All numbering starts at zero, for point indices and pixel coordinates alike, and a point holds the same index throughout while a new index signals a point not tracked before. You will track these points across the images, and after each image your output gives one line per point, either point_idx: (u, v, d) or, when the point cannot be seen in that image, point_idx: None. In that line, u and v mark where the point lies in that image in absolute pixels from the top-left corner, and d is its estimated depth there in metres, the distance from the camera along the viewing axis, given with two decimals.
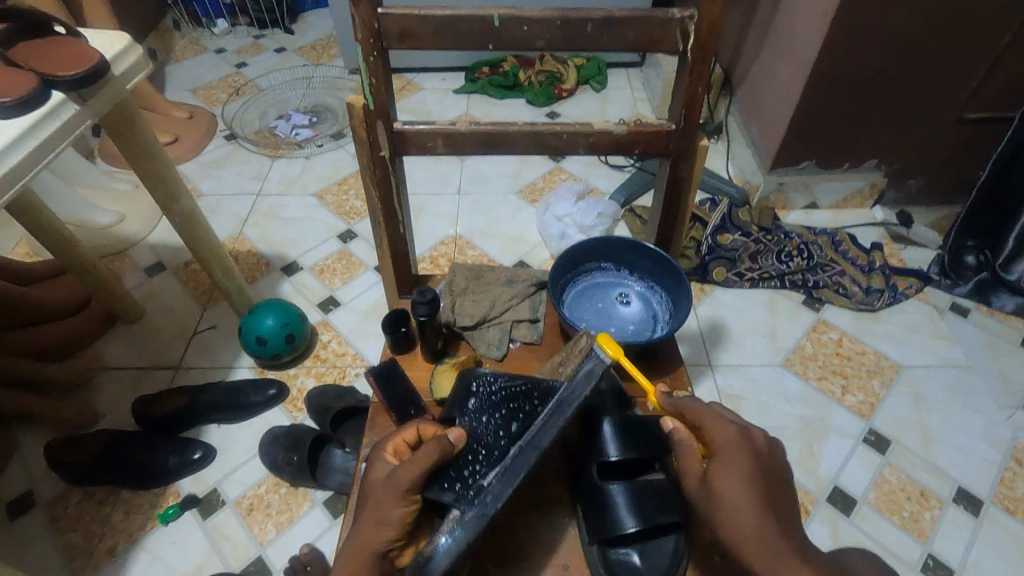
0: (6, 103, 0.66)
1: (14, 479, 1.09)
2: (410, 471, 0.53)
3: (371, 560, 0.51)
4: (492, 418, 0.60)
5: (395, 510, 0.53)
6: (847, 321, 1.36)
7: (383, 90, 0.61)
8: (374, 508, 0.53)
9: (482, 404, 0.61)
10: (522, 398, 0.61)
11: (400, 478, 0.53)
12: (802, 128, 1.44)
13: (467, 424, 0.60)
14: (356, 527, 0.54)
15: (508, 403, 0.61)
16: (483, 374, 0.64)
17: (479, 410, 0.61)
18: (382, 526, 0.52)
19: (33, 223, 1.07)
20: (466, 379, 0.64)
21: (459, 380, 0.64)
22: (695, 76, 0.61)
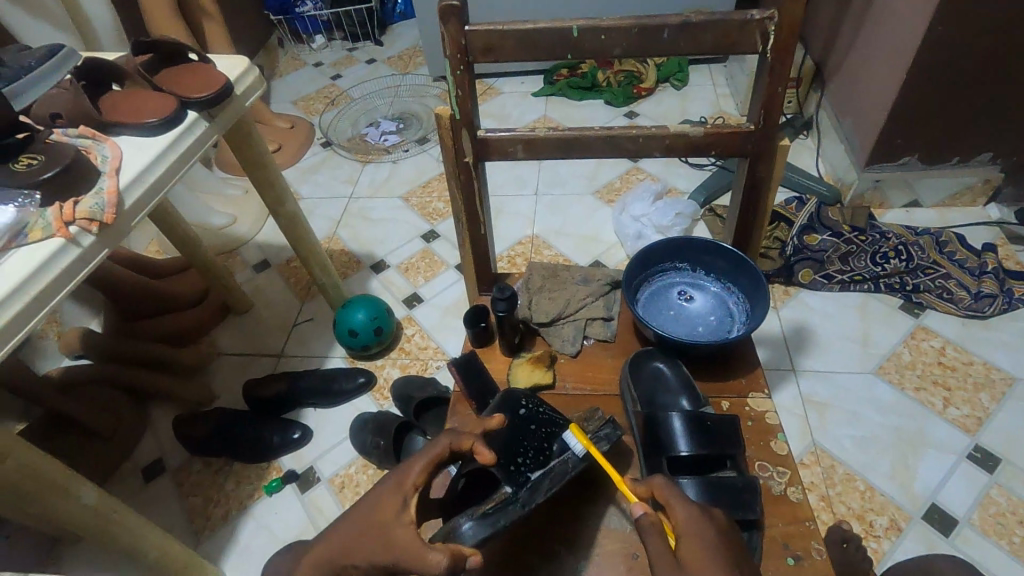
0: (153, 123, 0.77)
1: (147, 447, 1.25)
2: (412, 550, 0.46)
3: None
4: (535, 430, 0.63)
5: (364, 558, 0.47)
6: (952, 328, 1.26)
7: (468, 101, 0.66)
8: (363, 530, 0.48)
9: (529, 417, 0.64)
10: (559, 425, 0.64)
11: (398, 544, 0.46)
12: (902, 120, 1.35)
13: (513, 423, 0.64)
14: (342, 519, 0.51)
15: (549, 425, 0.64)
16: (531, 394, 0.67)
17: (527, 419, 0.64)
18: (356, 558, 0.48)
19: (166, 225, 1.23)
20: (512, 396, 0.67)
21: (505, 400, 0.66)
22: (775, 76, 0.61)
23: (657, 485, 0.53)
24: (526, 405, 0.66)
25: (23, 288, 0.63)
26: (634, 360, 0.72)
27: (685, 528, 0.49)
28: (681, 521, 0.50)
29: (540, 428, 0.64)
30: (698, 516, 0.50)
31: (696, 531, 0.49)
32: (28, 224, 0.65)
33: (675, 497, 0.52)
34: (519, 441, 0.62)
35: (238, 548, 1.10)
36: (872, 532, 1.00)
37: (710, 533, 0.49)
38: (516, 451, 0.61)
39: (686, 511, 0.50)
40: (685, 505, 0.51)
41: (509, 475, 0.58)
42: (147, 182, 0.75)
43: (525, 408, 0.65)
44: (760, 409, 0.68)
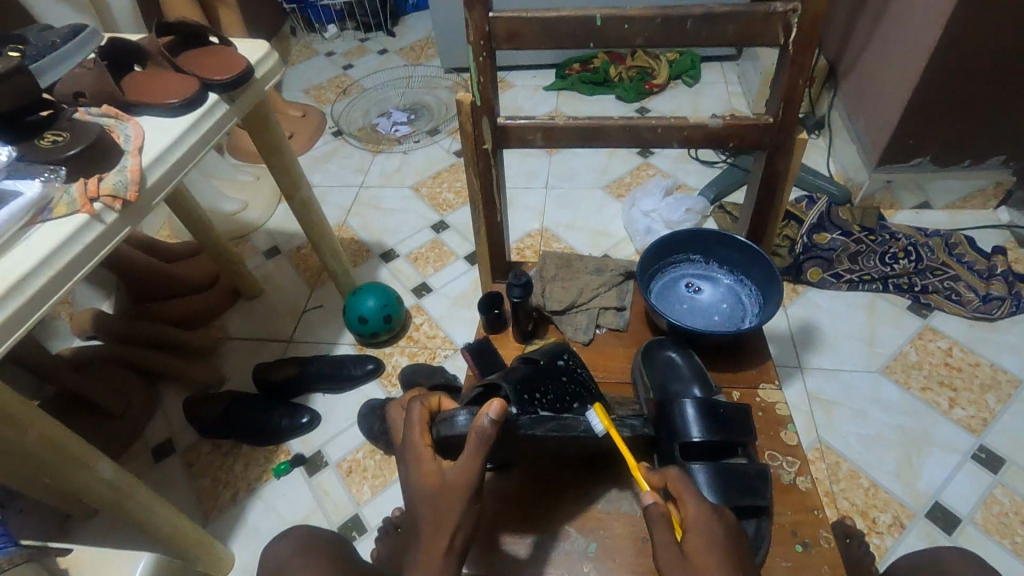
0: (175, 103, 0.78)
1: (157, 428, 1.27)
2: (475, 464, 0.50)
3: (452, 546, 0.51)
4: (564, 383, 0.64)
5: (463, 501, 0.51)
6: (959, 329, 1.27)
7: (490, 87, 0.66)
8: (438, 515, 0.51)
9: (565, 370, 0.65)
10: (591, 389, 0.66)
11: (463, 475, 0.51)
12: (915, 120, 1.35)
13: (549, 368, 0.64)
14: (416, 539, 0.52)
15: (578, 384, 0.65)
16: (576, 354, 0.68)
17: (563, 370, 0.65)
18: (452, 525, 0.51)
19: (181, 209, 1.24)
20: (559, 348, 0.68)
21: (549, 349, 0.68)
22: (796, 69, 0.61)
23: (672, 474, 0.53)
24: (568, 359, 0.67)
25: (49, 261, 0.64)
26: (645, 347, 0.73)
27: (694, 523, 0.50)
28: (690, 516, 0.50)
29: (569, 385, 0.64)
30: (708, 512, 0.50)
31: (705, 527, 0.49)
32: (53, 200, 0.67)
33: (689, 489, 0.52)
34: (548, 384, 0.63)
35: (246, 529, 1.11)
36: (875, 528, 1.00)
37: (716, 529, 0.49)
38: (541, 389, 0.62)
39: (695, 506, 0.51)
40: (696, 499, 0.51)
41: (519, 402, 0.59)
42: (169, 162, 0.75)
43: (564, 362, 0.66)
44: (770, 400, 0.69)
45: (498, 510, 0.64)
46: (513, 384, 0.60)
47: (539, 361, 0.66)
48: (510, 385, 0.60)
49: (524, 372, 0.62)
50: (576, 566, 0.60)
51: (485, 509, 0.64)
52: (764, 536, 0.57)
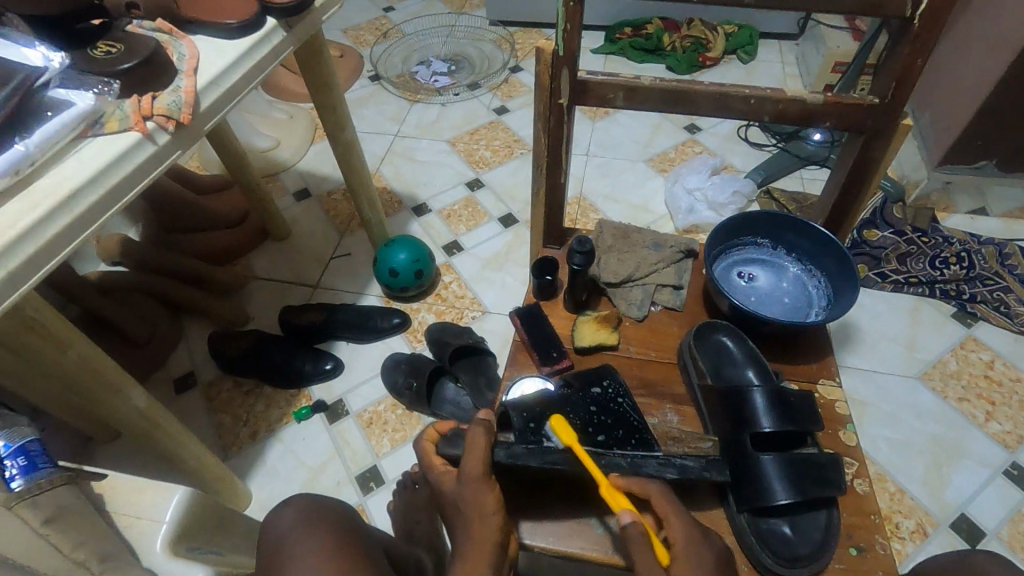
0: (232, 24, 0.73)
1: (180, 360, 1.26)
2: (480, 459, 0.53)
3: (492, 546, 0.50)
4: (591, 413, 0.63)
5: (487, 496, 0.52)
6: (1004, 343, 1.23)
7: (575, 37, 0.61)
8: (472, 513, 0.52)
9: (598, 401, 0.64)
10: (625, 421, 0.62)
11: (472, 467, 0.53)
12: (989, 120, 1.28)
13: (576, 397, 0.64)
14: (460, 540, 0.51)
15: (611, 415, 0.63)
16: (619, 380, 0.66)
17: (594, 400, 0.64)
18: (488, 518, 0.51)
19: (219, 141, 1.21)
20: (600, 372, 0.67)
21: (587, 373, 0.67)
22: (917, 46, 0.56)
23: (656, 493, 0.52)
24: (604, 388, 0.65)
25: (100, 178, 0.61)
26: (698, 329, 0.70)
27: (681, 548, 0.49)
28: (678, 539, 0.50)
29: (597, 413, 0.63)
30: (692, 537, 0.50)
31: (689, 548, 0.49)
32: (104, 114, 0.63)
33: (676, 515, 0.51)
34: (568, 411, 0.62)
35: (264, 469, 1.11)
36: (897, 533, 0.99)
37: (705, 551, 0.49)
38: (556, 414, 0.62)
39: (684, 530, 0.50)
40: (683, 522, 0.51)
41: (522, 433, 0.59)
42: (223, 88, 0.71)
43: (602, 389, 0.65)
44: (830, 398, 0.67)
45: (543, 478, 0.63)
46: (522, 413, 0.60)
47: (573, 387, 0.65)
48: (518, 415, 0.60)
49: (541, 398, 0.62)
50: (623, 546, 0.58)
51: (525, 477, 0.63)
52: (833, 528, 0.57)
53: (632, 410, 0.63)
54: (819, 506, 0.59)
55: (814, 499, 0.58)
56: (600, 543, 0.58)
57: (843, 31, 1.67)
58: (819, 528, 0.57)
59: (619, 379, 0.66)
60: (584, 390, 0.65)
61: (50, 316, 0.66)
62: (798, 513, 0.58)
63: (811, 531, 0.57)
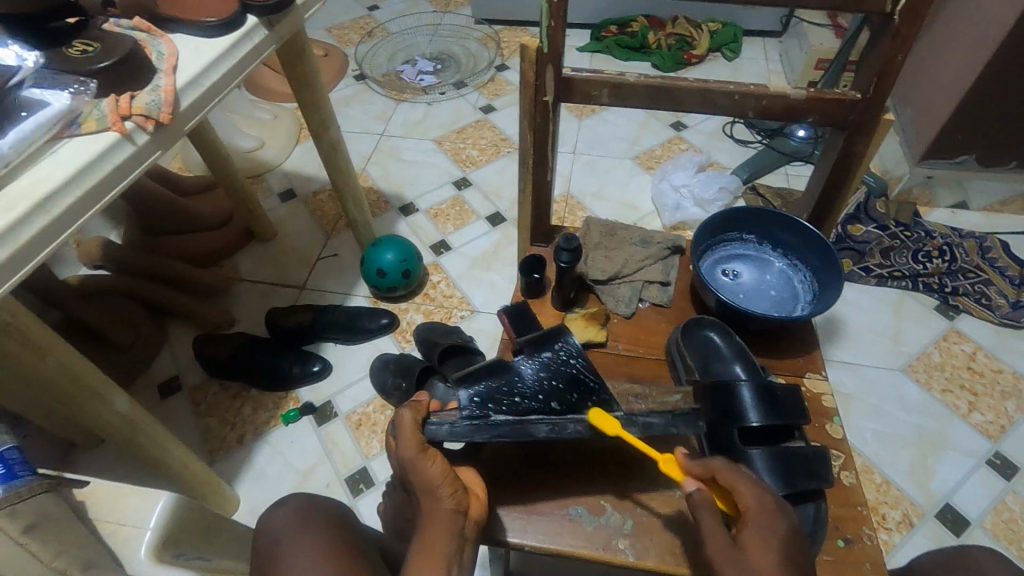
0: (211, 22, 0.72)
1: (164, 364, 1.24)
2: (411, 440, 0.52)
3: (445, 517, 0.51)
4: (541, 377, 0.60)
5: (430, 473, 0.51)
6: (985, 334, 1.24)
7: (559, 34, 0.61)
8: (422, 492, 0.52)
9: (548, 364, 0.61)
10: (574, 382, 0.60)
11: (405, 453, 0.52)
12: (968, 115, 1.30)
13: (526, 362, 0.61)
14: (418, 519, 0.52)
15: (561, 378, 0.60)
16: (571, 342, 0.63)
17: (545, 363, 0.61)
18: (438, 493, 0.51)
19: (201, 141, 1.19)
20: (553, 335, 0.64)
21: (540, 338, 0.64)
22: (897, 41, 0.56)
23: (718, 467, 0.52)
24: (556, 351, 0.62)
25: (78, 179, 0.60)
26: (684, 324, 0.71)
27: (752, 515, 0.49)
28: (749, 505, 0.50)
29: (548, 376, 0.60)
30: (763, 506, 0.50)
31: (760, 515, 0.49)
32: (82, 114, 0.62)
33: (742, 482, 0.51)
34: (519, 378, 0.60)
35: (252, 472, 1.10)
36: (884, 524, 1.00)
37: (776, 518, 0.49)
38: (505, 381, 0.59)
39: (756, 498, 0.50)
40: (750, 487, 0.51)
41: (469, 408, 0.56)
42: (203, 87, 0.70)
43: (554, 353, 0.62)
44: (816, 391, 0.67)
45: (532, 476, 0.63)
46: (467, 390, 0.57)
47: (523, 354, 0.62)
48: (465, 390, 0.57)
49: (488, 371, 0.60)
50: (613, 542, 0.58)
51: (513, 475, 0.63)
52: (821, 521, 0.57)
53: (582, 370, 0.61)
54: (808, 498, 0.58)
55: (802, 491, 0.58)
56: (590, 540, 0.58)
57: (825, 29, 1.68)
58: (808, 520, 0.57)
59: (569, 340, 0.64)
60: (534, 355, 0.62)
61: (30, 322, 0.65)
62: (786, 505, 0.58)
63: (799, 522, 0.57)
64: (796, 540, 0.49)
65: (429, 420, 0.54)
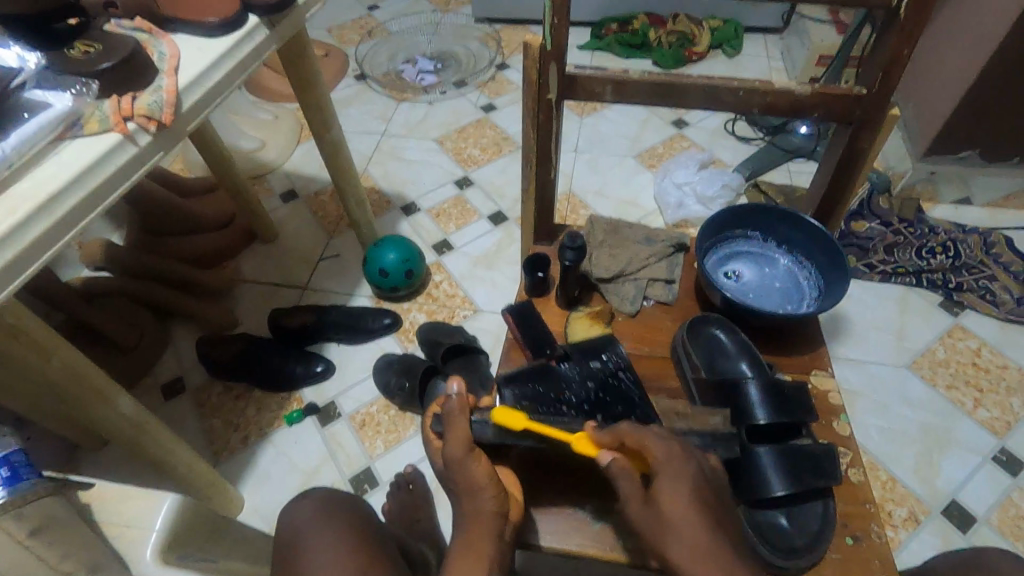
0: (213, 22, 0.72)
1: (167, 365, 1.24)
2: (460, 441, 0.52)
3: (487, 521, 0.52)
4: (589, 388, 0.62)
5: (476, 477, 0.52)
6: (990, 330, 1.24)
7: (563, 32, 0.61)
8: (464, 491, 0.53)
9: (598, 374, 0.63)
10: (619, 399, 0.61)
11: (454, 452, 0.52)
12: (972, 110, 1.29)
13: (575, 373, 0.63)
14: (459, 516, 0.53)
15: (607, 390, 0.62)
16: (620, 353, 0.65)
17: (592, 373, 0.64)
18: (482, 495, 0.52)
19: (202, 141, 1.19)
20: (601, 345, 0.66)
21: (588, 346, 0.66)
22: (903, 36, 0.56)
23: (625, 429, 0.51)
24: (605, 362, 0.64)
25: (81, 180, 0.59)
26: (691, 321, 0.70)
27: (665, 466, 0.49)
28: (659, 457, 0.49)
29: (597, 388, 0.63)
30: (674, 454, 0.49)
31: (676, 469, 0.49)
32: (84, 115, 0.62)
33: (651, 436, 0.50)
34: (566, 389, 0.62)
35: (256, 473, 1.10)
36: (890, 522, 1.00)
37: (687, 463, 0.50)
38: (555, 392, 0.61)
39: (662, 447, 0.49)
40: (657, 438, 0.50)
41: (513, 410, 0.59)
42: (205, 88, 0.70)
43: (603, 362, 0.65)
44: (823, 388, 0.67)
45: (544, 474, 0.63)
46: (513, 391, 0.60)
47: (572, 362, 0.64)
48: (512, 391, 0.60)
49: (535, 374, 0.62)
50: (622, 542, 0.58)
51: (525, 475, 0.63)
52: (831, 518, 0.57)
53: (630, 387, 0.63)
54: (816, 496, 0.58)
55: (811, 489, 0.58)
56: (599, 539, 0.58)
57: (827, 25, 1.68)
58: (817, 519, 0.57)
59: (620, 351, 0.66)
60: (583, 364, 0.64)
61: (34, 324, 0.65)
62: (795, 504, 0.58)
63: (810, 522, 0.57)
64: (707, 484, 0.50)
65: (475, 416, 0.55)
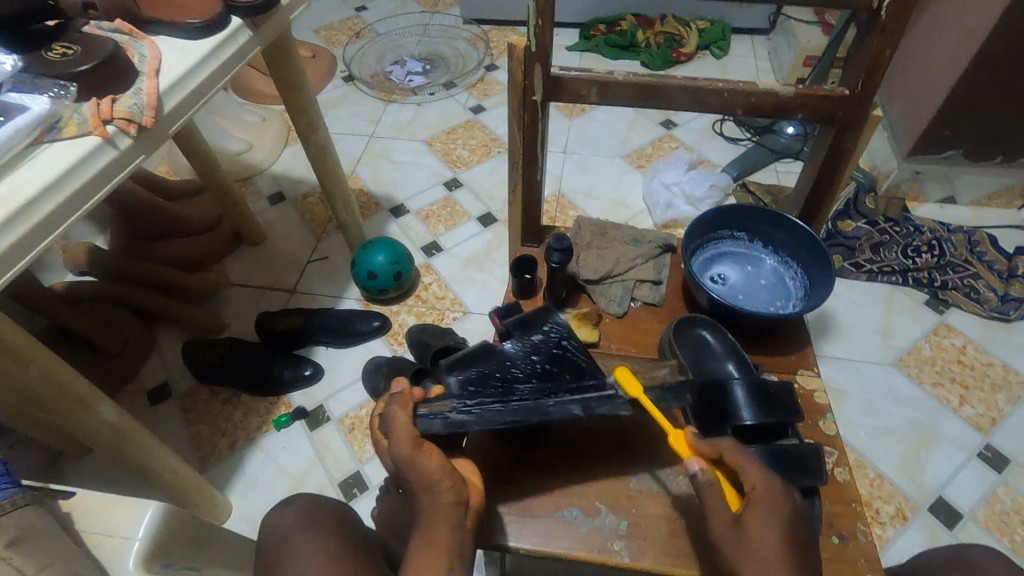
0: (195, 24, 0.71)
1: (153, 371, 1.23)
2: (404, 440, 0.51)
3: (447, 513, 0.51)
4: (534, 360, 0.61)
5: (429, 474, 0.51)
6: (975, 328, 1.25)
7: (547, 33, 0.61)
8: (421, 488, 0.52)
9: (541, 347, 0.62)
10: (564, 365, 0.61)
11: (400, 452, 0.51)
12: (956, 109, 1.30)
13: (519, 349, 0.62)
14: (418, 511, 0.53)
15: (552, 358, 0.61)
16: (562, 324, 0.65)
17: (535, 348, 0.62)
18: (438, 489, 0.51)
19: (186, 144, 1.17)
20: (542, 317, 0.65)
21: (529, 320, 0.64)
22: (884, 38, 0.56)
23: (728, 449, 0.52)
24: (545, 333, 0.63)
25: (59, 184, 0.58)
26: (675, 322, 0.70)
27: (759, 498, 0.50)
28: (756, 488, 0.50)
29: (542, 359, 0.61)
30: (774, 488, 0.50)
31: (769, 503, 0.50)
32: (62, 118, 0.61)
33: (751, 464, 0.52)
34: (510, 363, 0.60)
35: (244, 479, 1.09)
36: (878, 519, 1.01)
37: (783, 501, 0.50)
38: (500, 369, 0.60)
39: (761, 478, 0.51)
40: (760, 472, 0.51)
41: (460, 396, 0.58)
42: (187, 90, 0.69)
43: (544, 334, 0.63)
44: (809, 388, 0.68)
45: (528, 478, 0.63)
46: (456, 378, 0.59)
47: (513, 338, 0.63)
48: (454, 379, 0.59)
49: (475, 358, 0.61)
50: (608, 544, 0.58)
51: (511, 476, 0.62)
52: (817, 518, 0.58)
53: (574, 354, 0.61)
54: (801, 496, 0.59)
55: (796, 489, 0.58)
56: (586, 542, 0.58)
57: (813, 26, 1.69)
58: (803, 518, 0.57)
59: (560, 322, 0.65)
60: (524, 337, 0.63)
61: (13, 331, 0.64)
62: None
63: None
64: (797, 523, 0.50)
65: (420, 411, 0.54)
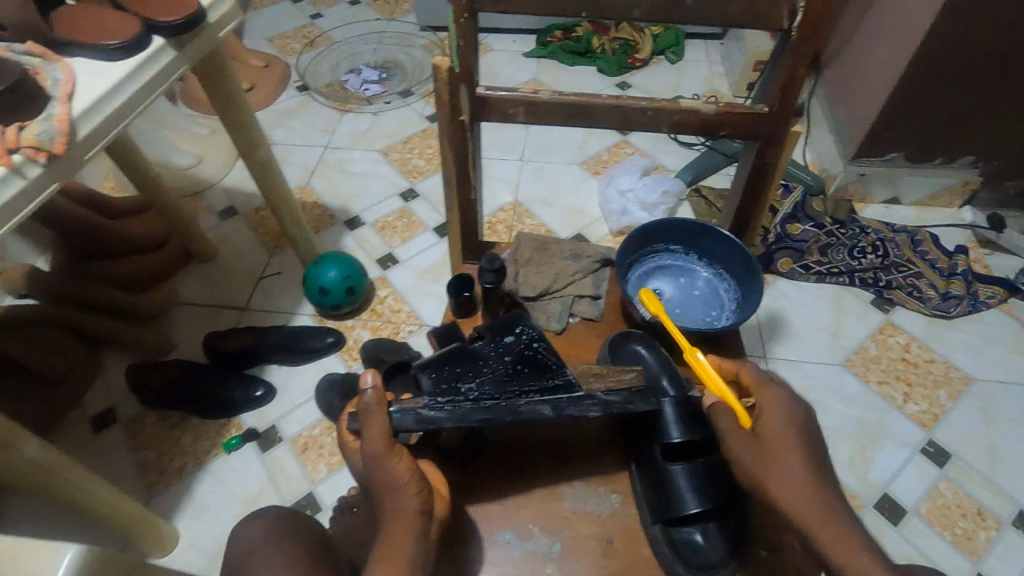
0: (112, 45, 0.68)
1: (97, 397, 1.19)
2: (377, 437, 0.52)
3: (413, 518, 0.51)
4: (506, 360, 0.62)
5: (397, 474, 0.52)
6: (918, 326, 1.29)
7: (470, 54, 0.61)
8: (387, 489, 0.52)
9: (512, 347, 0.64)
10: (535, 365, 0.61)
11: (372, 448, 0.52)
12: (895, 113, 1.34)
13: (491, 351, 0.64)
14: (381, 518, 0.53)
15: (524, 359, 0.62)
16: (533, 327, 0.67)
17: (507, 348, 0.64)
18: (404, 491, 0.52)
19: (124, 161, 1.14)
20: (514, 321, 0.67)
21: (502, 323, 0.67)
22: (796, 56, 0.57)
23: (748, 369, 0.61)
24: (518, 335, 0.65)
25: None
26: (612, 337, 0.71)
27: (771, 410, 0.56)
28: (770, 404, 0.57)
29: (513, 360, 0.62)
30: (785, 401, 0.57)
31: (782, 416, 0.56)
32: None
33: (772, 386, 0.58)
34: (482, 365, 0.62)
35: (193, 505, 1.06)
36: None
37: (800, 416, 0.56)
38: (475, 370, 0.61)
39: (772, 396, 0.57)
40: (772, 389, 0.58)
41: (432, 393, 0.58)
42: (103, 115, 0.67)
43: (517, 336, 0.65)
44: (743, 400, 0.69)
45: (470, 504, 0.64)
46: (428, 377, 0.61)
47: (486, 341, 0.65)
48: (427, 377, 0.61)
49: (448, 361, 0.63)
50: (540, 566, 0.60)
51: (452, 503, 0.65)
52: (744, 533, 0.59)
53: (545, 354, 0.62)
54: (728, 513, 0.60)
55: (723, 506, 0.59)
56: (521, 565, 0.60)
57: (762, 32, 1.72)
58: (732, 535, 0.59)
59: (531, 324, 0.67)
60: (498, 339, 0.65)
61: None
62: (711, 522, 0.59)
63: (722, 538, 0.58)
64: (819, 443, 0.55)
65: (391, 407, 0.55)
